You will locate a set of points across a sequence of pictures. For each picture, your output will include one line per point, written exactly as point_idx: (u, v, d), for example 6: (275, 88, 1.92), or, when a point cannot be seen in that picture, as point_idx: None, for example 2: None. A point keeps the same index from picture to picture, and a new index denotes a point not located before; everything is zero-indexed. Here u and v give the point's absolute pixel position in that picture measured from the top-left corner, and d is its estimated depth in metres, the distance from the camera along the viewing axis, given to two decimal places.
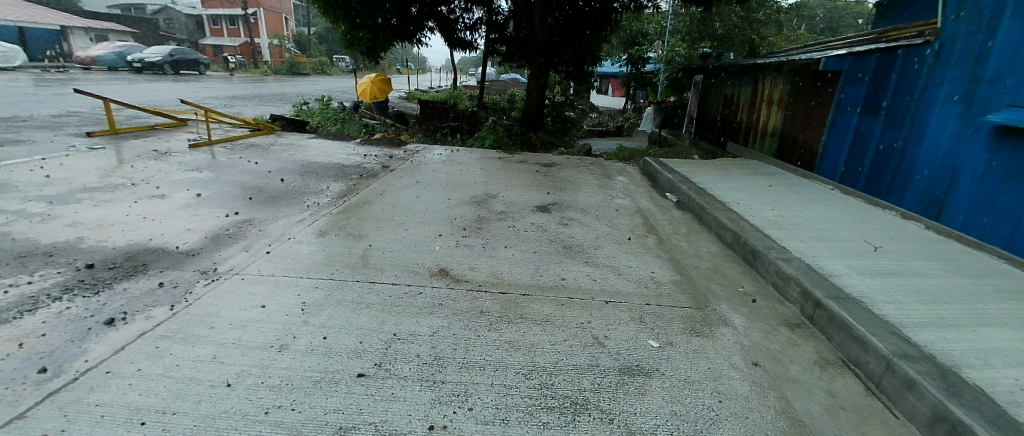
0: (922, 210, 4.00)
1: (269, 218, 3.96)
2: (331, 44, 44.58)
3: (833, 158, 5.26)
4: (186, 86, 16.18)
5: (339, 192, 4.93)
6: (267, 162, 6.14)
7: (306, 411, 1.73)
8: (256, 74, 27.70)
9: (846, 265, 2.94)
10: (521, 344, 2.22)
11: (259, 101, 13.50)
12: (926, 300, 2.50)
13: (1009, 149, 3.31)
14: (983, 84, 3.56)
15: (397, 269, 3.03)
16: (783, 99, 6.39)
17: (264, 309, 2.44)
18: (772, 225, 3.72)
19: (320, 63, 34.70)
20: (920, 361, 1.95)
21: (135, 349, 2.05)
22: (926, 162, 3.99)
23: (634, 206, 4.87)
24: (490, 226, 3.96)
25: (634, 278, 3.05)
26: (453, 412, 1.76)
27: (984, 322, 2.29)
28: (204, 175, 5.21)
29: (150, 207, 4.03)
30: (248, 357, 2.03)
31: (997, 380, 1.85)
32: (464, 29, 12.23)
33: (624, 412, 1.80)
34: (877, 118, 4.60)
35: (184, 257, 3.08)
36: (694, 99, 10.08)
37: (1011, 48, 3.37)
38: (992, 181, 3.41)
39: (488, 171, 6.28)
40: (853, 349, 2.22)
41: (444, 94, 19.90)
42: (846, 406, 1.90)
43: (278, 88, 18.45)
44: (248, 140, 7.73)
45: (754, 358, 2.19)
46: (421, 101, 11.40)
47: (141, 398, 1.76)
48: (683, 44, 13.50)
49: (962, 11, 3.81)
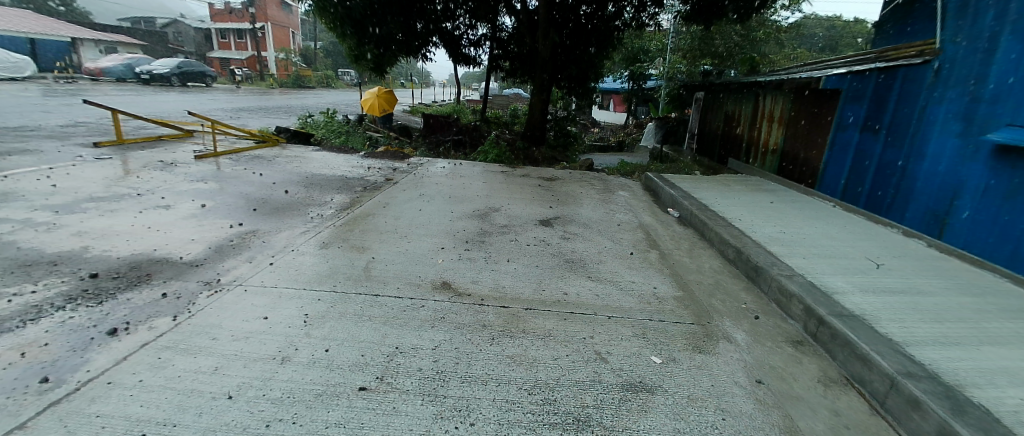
0: (923, 227, 4.01)
1: (273, 229, 3.99)
2: (336, 57, 45.51)
3: (834, 174, 5.30)
4: (192, 97, 16.38)
5: (342, 204, 4.97)
6: (271, 174, 6.19)
7: (307, 424, 1.73)
8: (261, 87, 28.11)
9: (848, 282, 2.94)
10: (524, 359, 2.21)
11: (264, 113, 13.68)
12: (930, 318, 2.50)
13: (1009, 168, 3.33)
14: (982, 104, 3.60)
15: (400, 281, 3.04)
16: (782, 116, 6.46)
17: (267, 320, 2.45)
18: (774, 241, 3.73)
19: (325, 76, 35.32)
20: (924, 380, 1.94)
21: (137, 360, 2.05)
22: (927, 180, 4.01)
23: (635, 221, 4.88)
24: (493, 240, 3.98)
25: (636, 293, 3.05)
26: (455, 428, 1.75)
27: (988, 341, 2.28)
28: (209, 186, 5.25)
29: (155, 217, 4.05)
30: (250, 369, 2.03)
31: (1003, 400, 1.83)
32: (469, 44, 12.42)
33: (627, 430, 1.78)
34: (877, 137, 4.66)
35: (188, 267, 3.09)
36: (695, 115, 10.19)
37: (1011, 67, 3.41)
38: (994, 199, 3.42)
39: (490, 184, 6.32)
40: (857, 367, 2.21)
41: (447, 107, 20.16)
42: (850, 425, 1.89)
43: (283, 101, 18.70)
44: (252, 151, 7.80)
45: (757, 376, 2.18)
46: (424, 115, 11.51)
47: (142, 409, 1.76)
48: (683, 62, 13.71)
49: (961, 32, 3.88)
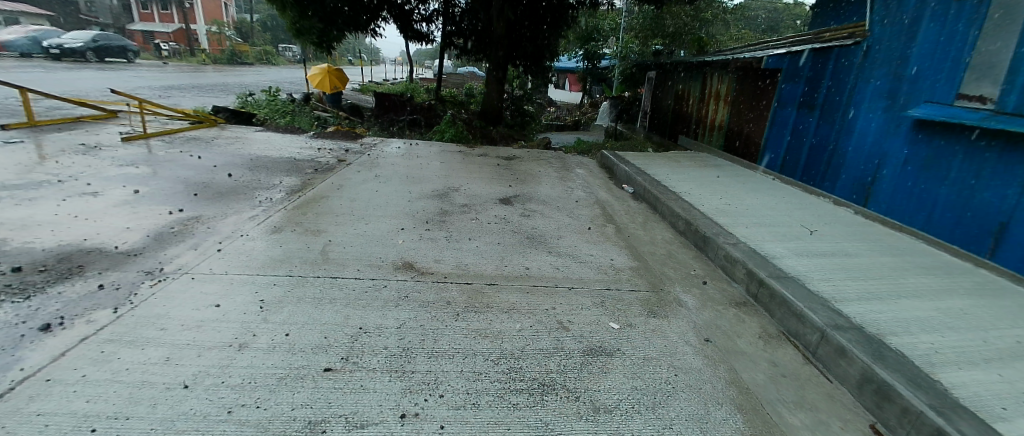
0: (851, 197, 4.40)
1: (218, 215, 3.77)
2: (276, 31, 42.65)
3: (773, 151, 5.66)
4: (112, 74, 14.87)
5: (292, 187, 4.77)
6: (211, 156, 5.81)
7: (271, 408, 1.70)
8: (193, 64, 25.99)
9: (786, 247, 3.19)
10: (489, 333, 2.26)
11: (199, 92, 12.68)
12: (855, 277, 2.78)
13: (925, 141, 3.69)
14: (904, 83, 3.93)
15: (359, 263, 2.99)
16: (728, 95, 6.77)
17: (218, 308, 2.35)
18: (721, 212, 3.96)
19: (265, 53, 33.11)
20: (849, 331, 2.17)
21: (78, 355, 1.92)
22: (856, 153, 4.36)
23: (593, 197, 5.01)
24: (453, 219, 3.97)
25: (594, 265, 3.17)
26: (424, 400, 1.79)
27: (902, 294, 2.58)
28: (141, 170, 4.86)
29: (82, 204, 3.73)
30: (205, 357, 1.96)
31: (916, 345, 2.10)
32: (420, 20, 12.00)
33: (589, 390, 1.89)
34: (812, 114, 5.01)
35: (125, 257, 2.89)
36: (647, 95, 10.47)
37: (930, 48, 3.73)
38: (912, 169, 3.78)
39: (448, 164, 6.26)
40: (793, 323, 2.43)
41: (400, 86, 19.52)
42: (786, 374, 2.09)
43: (220, 78, 17.38)
44: (187, 133, 7.26)
45: (705, 335, 2.35)
46: (375, 93, 11.11)
47: (90, 404, 1.67)
48: (636, 41, 13.96)
49: (887, 15, 4.19)
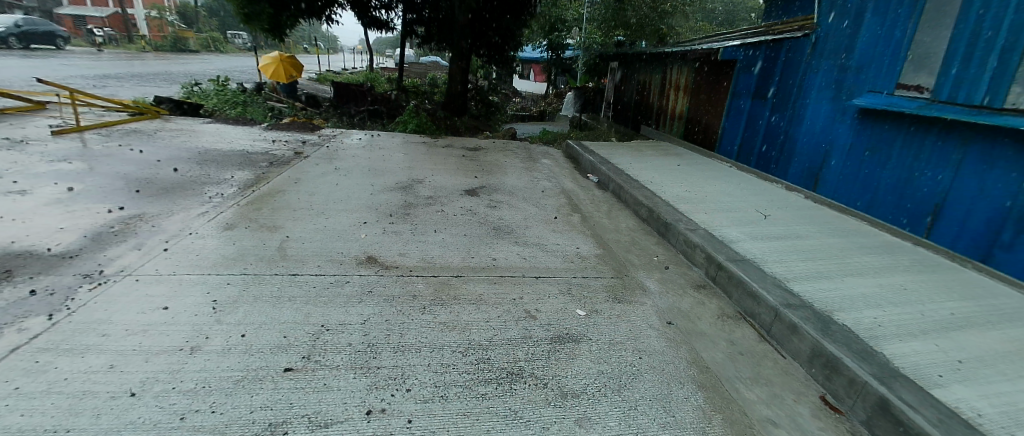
0: (802, 183, 4.64)
1: (164, 212, 3.54)
2: (224, 17, 40.28)
3: (730, 139, 5.88)
4: (38, 62, 13.61)
5: (246, 181, 4.54)
6: (154, 150, 5.45)
7: (228, 412, 1.62)
8: (132, 51, 24.15)
9: (742, 231, 3.33)
10: (456, 325, 2.24)
11: (139, 82, 11.83)
12: (805, 257, 2.93)
13: (869, 128, 3.92)
14: (849, 74, 4.15)
15: (319, 259, 2.88)
16: (687, 86, 6.95)
17: (167, 311, 2.21)
18: (681, 199, 4.08)
19: (213, 40, 31.20)
20: (800, 308, 2.30)
21: (7, 367, 1.77)
22: (806, 140, 4.59)
23: (558, 187, 5.04)
24: (418, 212, 3.90)
25: (560, 254, 3.20)
26: (391, 395, 1.75)
27: (848, 273, 2.74)
28: (75, 166, 4.49)
29: (7, 204, 3.41)
30: (154, 363, 1.84)
31: (860, 320, 2.24)
32: (379, 7, 11.69)
33: (557, 376, 1.91)
34: (766, 103, 5.22)
35: (60, 260, 2.67)
36: (610, 85, 10.61)
37: (872, 41, 3.95)
38: (857, 156, 4.01)
39: (412, 156, 6.13)
40: (749, 303, 2.54)
41: (360, 76, 18.90)
42: (743, 352, 2.19)
43: (163, 67, 16.26)
44: (127, 126, 6.76)
45: (668, 318, 2.42)
46: (334, 83, 10.72)
47: (23, 419, 1.54)
48: (599, 32, 14.09)
49: (833, 9, 4.40)
